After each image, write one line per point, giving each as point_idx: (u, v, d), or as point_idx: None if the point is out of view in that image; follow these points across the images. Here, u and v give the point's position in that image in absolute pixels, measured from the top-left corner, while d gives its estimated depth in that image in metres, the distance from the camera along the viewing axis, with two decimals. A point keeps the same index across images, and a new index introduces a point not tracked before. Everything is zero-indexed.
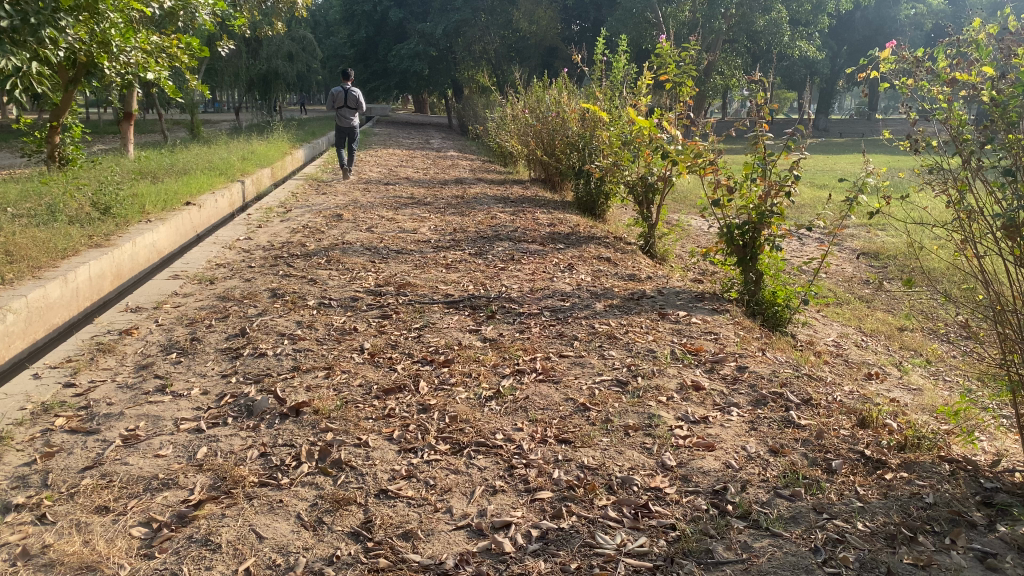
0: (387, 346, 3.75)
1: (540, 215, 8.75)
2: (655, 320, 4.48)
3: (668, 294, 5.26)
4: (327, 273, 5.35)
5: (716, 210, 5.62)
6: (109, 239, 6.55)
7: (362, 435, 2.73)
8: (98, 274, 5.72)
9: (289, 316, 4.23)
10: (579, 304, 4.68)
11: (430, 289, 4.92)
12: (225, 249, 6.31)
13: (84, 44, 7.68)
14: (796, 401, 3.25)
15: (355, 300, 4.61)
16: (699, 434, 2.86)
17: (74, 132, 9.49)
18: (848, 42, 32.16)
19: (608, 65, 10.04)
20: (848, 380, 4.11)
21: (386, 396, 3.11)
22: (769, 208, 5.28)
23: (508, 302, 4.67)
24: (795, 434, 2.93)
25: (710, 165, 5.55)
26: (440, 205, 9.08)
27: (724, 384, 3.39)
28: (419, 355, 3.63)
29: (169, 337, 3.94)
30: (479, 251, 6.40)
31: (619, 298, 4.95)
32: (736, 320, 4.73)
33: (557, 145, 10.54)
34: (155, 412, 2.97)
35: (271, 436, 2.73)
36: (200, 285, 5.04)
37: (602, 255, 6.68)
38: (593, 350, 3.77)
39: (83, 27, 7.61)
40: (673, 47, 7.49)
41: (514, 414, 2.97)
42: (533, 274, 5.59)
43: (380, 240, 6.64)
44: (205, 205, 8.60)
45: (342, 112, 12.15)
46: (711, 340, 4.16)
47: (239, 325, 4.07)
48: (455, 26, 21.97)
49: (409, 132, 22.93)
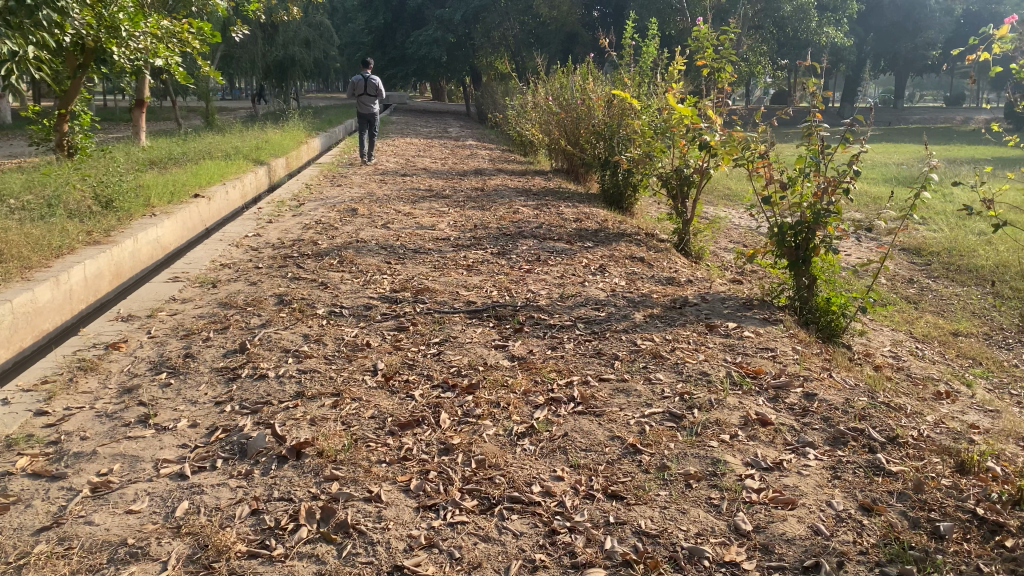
0: (403, 366, 3.31)
1: (564, 208, 8.29)
2: (703, 334, 4.03)
3: (713, 301, 4.80)
4: (339, 276, 4.91)
5: (765, 207, 5.15)
6: (108, 235, 6.15)
7: (374, 486, 2.29)
8: (96, 274, 5.35)
9: (295, 327, 3.79)
10: (616, 314, 4.22)
11: (451, 296, 4.47)
12: (232, 246, 5.91)
13: (89, 28, 7.32)
14: (880, 439, 2.79)
15: (368, 308, 4.17)
16: (775, 487, 2.41)
17: (83, 119, 9.05)
18: (875, 28, 31.38)
19: (636, 51, 9.55)
20: (923, 406, 3.64)
21: (402, 432, 2.67)
22: (825, 206, 4.79)
23: (537, 311, 4.21)
24: (887, 485, 2.47)
25: (761, 159, 5.08)
26: (460, 198, 8.63)
27: (793, 419, 2.94)
28: (439, 378, 3.19)
29: (161, 353, 3.52)
30: (502, 250, 5.94)
31: (660, 307, 4.48)
32: (792, 334, 4.34)
33: (581, 135, 10.06)
34: (134, 452, 2.54)
35: (266, 487, 2.29)
36: (200, 290, 4.62)
37: (635, 255, 6.21)
38: (637, 372, 3.32)
39: (89, 11, 7.26)
40: (711, 30, 7.02)
41: (552, 458, 2.53)
42: (562, 277, 5.13)
43: (396, 238, 6.20)
44: (215, 198, 8.24)
45: (362, 99, 11.75)
46: (766, 361, 3.70)
47: (239, 338, 3.64)
48: (474, 12, 21.53)
49: (428, 120, 22.47)
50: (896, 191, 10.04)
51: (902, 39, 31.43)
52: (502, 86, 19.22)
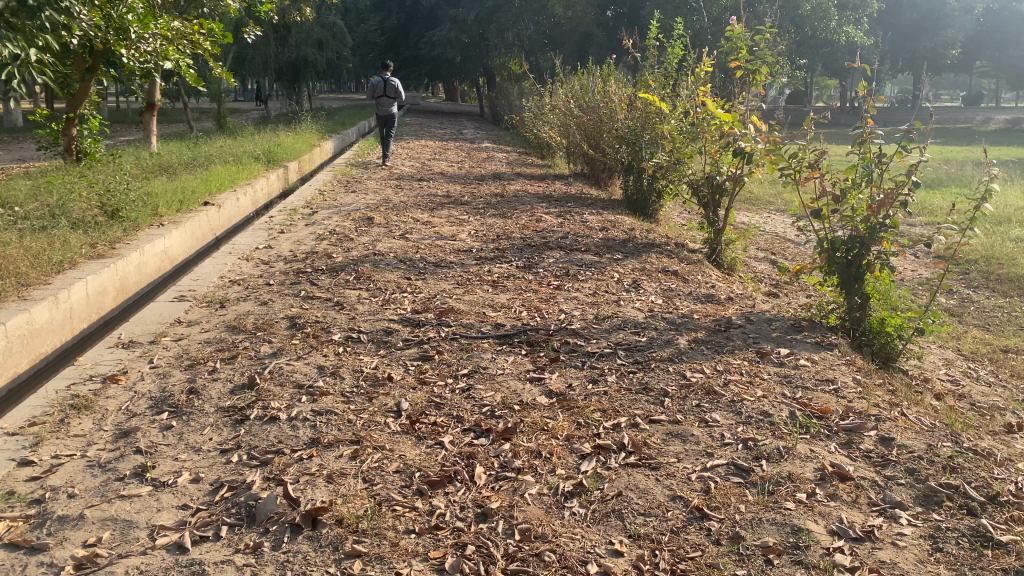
0: (430, 405, 2.97)
1: (589, 216, 7.95)
2: (755, 362, 3.68)
3: (760, 323, 4.44)
4: (357, 294, 4.59)
5: (812, 221, 4.80)
6: (113, 247, 5.85)
7: (403, 566, 1.97)
8: (99, 291, 5.05)
9: (310, 357, 3.47)
10: (658, 340, 3.87)
11: (477, 317, 4.14)
12: (242, 260, 5.60)
13: (96, 30, 7.02)
14: (979, 497, 2.44)
15: (388, 333, 3.84)
16: (871, 564, 2.07)
17: (91, 123, 8.69)
18: (893, 28, 30.82)
19: (662, 51, 9.18)
20: (1003, 444, 3.27)
21: (432, 491, 2.34)
22: (880, 220, 4.43)
23: (572, 335, 3.86)
24: (1001, 560, 2.12)
25: (809, 169, 4.73)
26: (479, 205, 8.30)
27: (874, 472, 2.59)
28: (471, 420, 2.85)
29: (162, 387, 3.20)
30: (528, 263, 5.61)
31: (704, 330, 4.13)
32: (848, 361, 3.98)
33: (604, 140, 9.71)
34: (129, 514, 2.23)
35: (278, 567, 1.97)
36: (208, 311, 4.30)
37: (668, 268, 5.86)
38: (691, 413, 2.97)
39: (96, 12, 6.94)
40: (745, 30, 6.66)
41: (607, 525, 2.20)
42: (595, 294, 4.78)
43: (415, 250, 5.87)
44: (226, 205, 7.94)
45: (381, 100, 11.47)
46: (829, 396, 3.34)
47: (248, 370, 3.31)
48: (489, 12, 21.24)
49: (443, 122, 22.14)
50: (959, 204, 9.49)
51: (920, 38, 30.80)
52: (518, 87, 18.89)
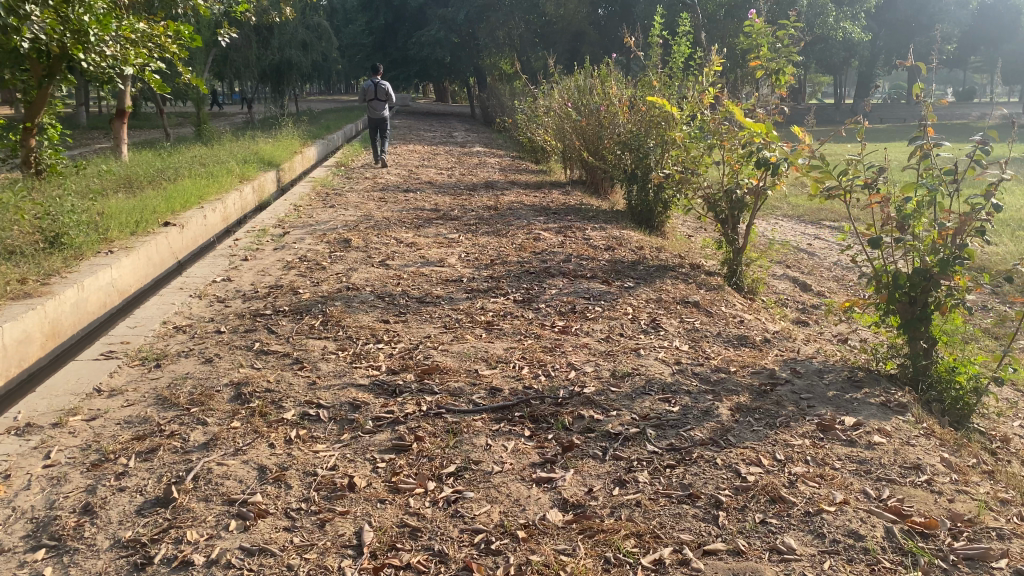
0: (403, 533, 2.19)
1: (591, 231, 7.17)
2: (819, 442, 2.91)
3: (810, 376, 3.67)
4: (322, 346, 3.80)
5: (868, 249, 4.00)
6: (45, 282, 5.00)
7: None
8: (21, 337, 4.23)
9: (252, 449, 2.68)
10: (695, 410, 3.09)
11: (467, 378, 3.35)
12: (194, 298, 4.79)
13: (49, 33, 5.92)
14: None
15: (356, 407, 3.05)
16: None
17: (52, 133, 7.76)
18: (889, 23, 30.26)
19: (667, 50, 8.40)
20: None
21: None
22: (953, 250, 3.64)
23: (587, 406, 3.08)
24: None
25: (865, 189, 3.92)
26: (471, 220, 7.54)
27: None
28: (459, 559, 2.08)
29: (50, 501, 2.40)
30: (527, 296, 4.84)
31: (747, 392, 3.36)
32: (926, 428, 3.22)
33: (605, 146, 8.96)
34: None
35: None
36: (136, 376, 3.48)
37: (687, 297, 5.09)
38: (757, 539, 2.20)
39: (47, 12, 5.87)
40: (766, 25, 5.89)
41: None
42: (609, 339, 4.01)
43: (396, 281, 5.09)
44: (189, 225, 7.15)
45: (373, 105, 10.69)
46: (925, 494, 2.57)
47: (167, 475, 2.51)
48: (478, 11, 20.55)
49: (435, 125, 21.29)
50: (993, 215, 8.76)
51: (917, 34, 30.28)
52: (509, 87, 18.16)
